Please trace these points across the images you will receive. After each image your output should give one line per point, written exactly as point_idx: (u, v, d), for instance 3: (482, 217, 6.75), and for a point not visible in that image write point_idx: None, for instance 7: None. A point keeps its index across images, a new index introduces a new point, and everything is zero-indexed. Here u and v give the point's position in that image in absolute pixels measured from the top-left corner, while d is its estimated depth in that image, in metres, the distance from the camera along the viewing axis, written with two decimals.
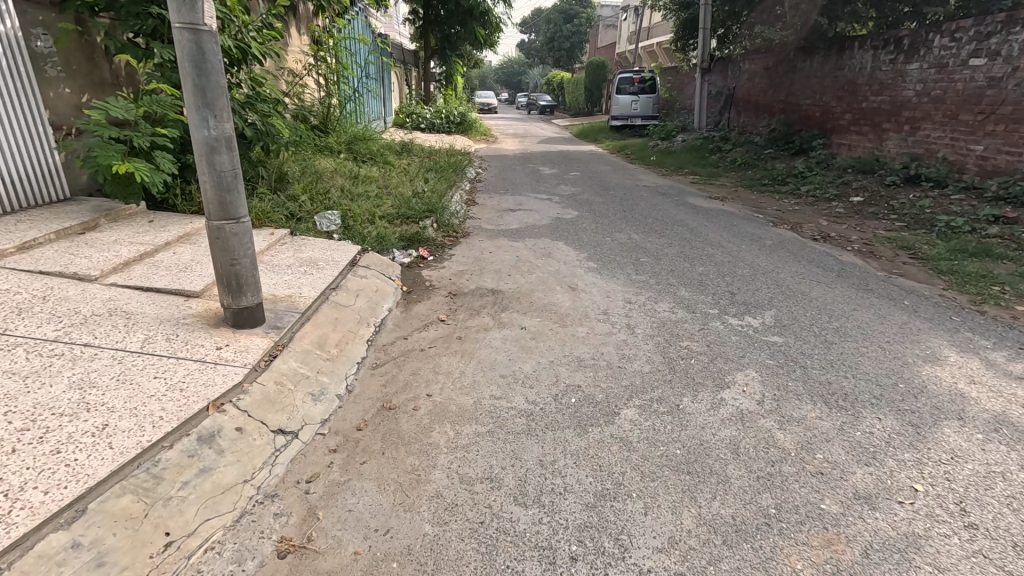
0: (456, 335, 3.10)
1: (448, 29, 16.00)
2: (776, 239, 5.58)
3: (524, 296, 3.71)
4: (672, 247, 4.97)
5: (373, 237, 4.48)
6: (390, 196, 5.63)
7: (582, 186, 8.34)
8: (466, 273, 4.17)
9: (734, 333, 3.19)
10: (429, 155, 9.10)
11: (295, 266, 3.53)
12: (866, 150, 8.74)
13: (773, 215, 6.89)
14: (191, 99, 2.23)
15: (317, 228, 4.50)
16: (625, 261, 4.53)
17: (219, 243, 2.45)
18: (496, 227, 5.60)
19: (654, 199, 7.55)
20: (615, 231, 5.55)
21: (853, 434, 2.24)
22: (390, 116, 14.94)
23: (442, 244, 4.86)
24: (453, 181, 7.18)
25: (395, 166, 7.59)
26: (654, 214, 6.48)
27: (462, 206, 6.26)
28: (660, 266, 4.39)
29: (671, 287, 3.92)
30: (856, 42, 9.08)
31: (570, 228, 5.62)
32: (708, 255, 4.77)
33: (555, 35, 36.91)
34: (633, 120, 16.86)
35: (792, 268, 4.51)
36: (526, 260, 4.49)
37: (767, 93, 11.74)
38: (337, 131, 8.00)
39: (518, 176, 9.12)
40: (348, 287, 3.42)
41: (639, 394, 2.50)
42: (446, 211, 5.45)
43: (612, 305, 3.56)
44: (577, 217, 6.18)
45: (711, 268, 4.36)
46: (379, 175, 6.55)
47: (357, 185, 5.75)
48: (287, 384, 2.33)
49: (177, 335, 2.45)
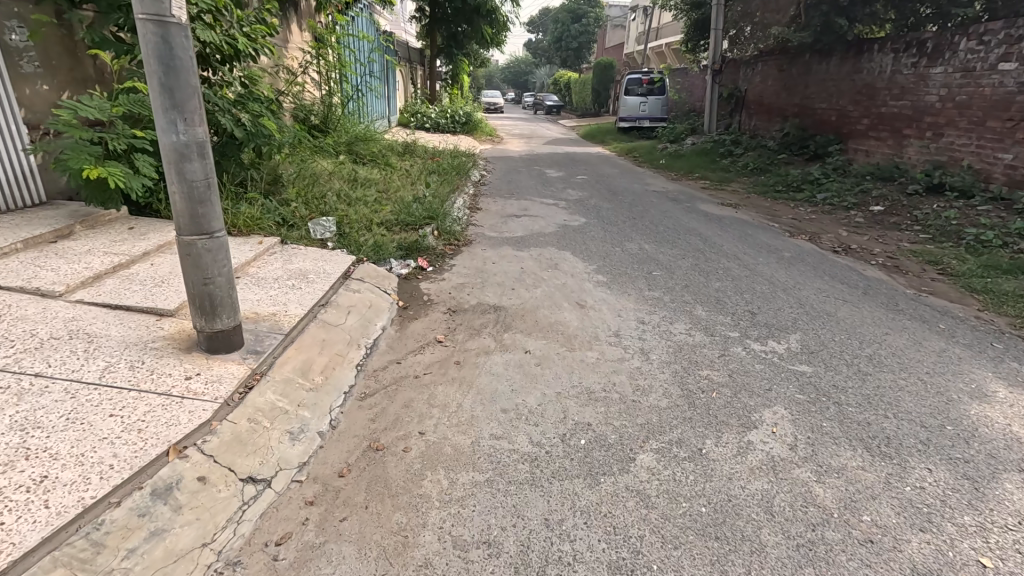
0: (454, 359, 2.85)
1: (454, 28, 15.74)
2: (794, 251, 5.30)
3: (529, 313, 3.45)
4: (686, 259, 4.70)
5: (370, 246, 4.24)
6: (390, 200, 5.38)
7: (590, 190, 8.07)
8: (467, 286, 3.92)
9: (757, 361, 2.91)
10: (432, 156, 8.85)
11: (282, 279, 3.29)
12: (884, 156, 8.43)
13: (789, 224, 6.61)
14: (156, 100, 1.98)
15: (310, 235, 4.27)
16: (636, 275, 4.26)
17: (190, 260, 2.20)
18: (500, 234, 5.35)
19: (665, 205, 7.29)
20: (625, 239, 5.28)
21: (901, 490, 1.97)
22: (394, 116, 14.72)
23: (442, 253, 4.61)
24: (456, 184, 6.93)
25: (397, 168, 7.35)
26: (665, 221, 6.22)
27: (465, 211, 6.01)
28: (673, 281, 4.12)
29: (687, 305, 3.65)
30: (875, 44, 8.77)
31: (577, 237, 5.36)
32: (724, 268, 4.50)
33: (562, 35, 36.58)
34: (641, 121, 16.56)
35: (815, 284, 4.23)
36: (530, 272, 4.24)
37: (781, 96, 11.43)
38: (338, 132, 7.77)
39: (523, 179, 8.85)
40: (339, 303, 3.17)
41: (656, 435, 2.24)
42: (448, 217, 5.20)
43: (624, 326, 3.30)
44: (584, 224, 5.92)
45: (729, 284, 4.09)
46: (379, 178, 6.31)
47: (355, 189, 5.51)
48: (262, 422, 2.08)
49: (142, 363, 2.20)
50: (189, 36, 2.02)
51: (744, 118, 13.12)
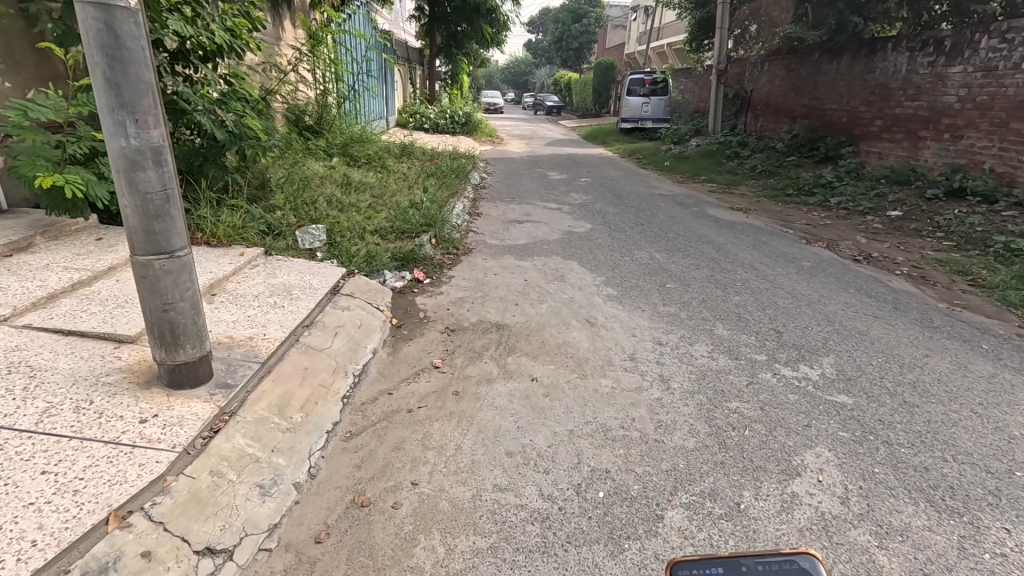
0: (452, 389, 2.54)
1: (454, 27, 15.45)
2: (813, 259, 5.01)
3: (534, 332, 3.15)
4: (700, 270, 4.41)
5: (362, 256, 3.95)
6: (384, 206, 5.08)
7: (595, 194, 7.76)
8: (467, 300, 3.62)
9: (791, 390, 2.61)
10: (431, 158, 8.55)
11: (263, 295, 2.99)
12: (899, 159, 8.14)
13: (804, 231, 6.31)
14: (102, 98, 1.68)
15: (298, 245, 3.97)
16: (649, 287, 3.97)
17: (146, 283, 1.90)
18: (502, 242, 5.05)
19: (673, 209, 6.99)
20: (634, 248, 4.98)
21: (979, 557, 1.67)
22: (392, 116, 14.43)
23: (440, 263, 4.31)
24: (456, 188, 6.63)
25: (393, 171, 7.04)
26: (675, 227, 5.92)
27: (464, 216, 5.71)
28: (688, 295, 3.82)
29: (706, 324, 3.35)
30: (889, 43, 8.49)
31: (583, 245, 5.07)
32: (742, 280, 4.20)
33: (563, 35, 36.29)
34: (644, 122, 16.26)
35: (841, 298, 3.93)
36: (535, 284, 3.95)
37: (789, 97, 11.14)
38: (333, 132, 7.49)
39: (525, 181, 8.53)
40: (326, 323, 2.87)
41: (685, 485, 1.95)
42: (447, 224, 4.90)
43: (640, 348, 3.00)
44: (590, 230, 5.62)
45: (749, 299, 3.80)
46: (374, 182, 6.00)
47: (348, 194, 5.21)
48: (227, 474, 1.77)
49: (90, 403, 1.90)
50: (142, 23, 1.71)
51: (750, 119, 12.83)
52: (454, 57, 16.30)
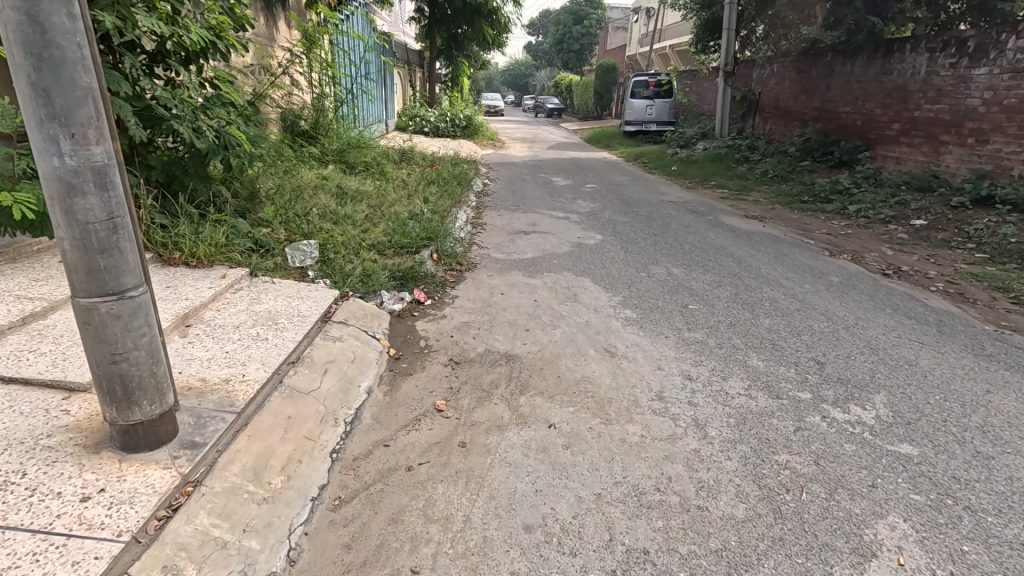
0: (458, 439, 2.21)
1: (455, 28, 15.13)
2: (841, 274, 4.67)
3: (549, 364, 2.83)
4: (724, 288, 4.09)
5: (357, 275, 3.63)
6: (382, 218, 4.76)
7: (603, 201, 7.44)
8: (472, 325, 3.30)
9: (846, 438, 2.28)
10: (431, 163, 8.25)
11: (244, 326, 2.65)
12: (918, 164, 7.83)
13: (825, 241, 5.99)
14: (28, 107, 1.36)
15: (288, 263, 3.65)
16: (670, 308, 3.65)
17: (90, 332, 1.57)
18: (508, 256, 4.73)
19: (686, 218, 6.68)
20: (649, 262, 4.66)
21: None
22: (391, 119, 14.14)
23: (442, 280, 3.99)
24: (459, 197, 6.31)
25: (392, 179, 6.73)
26: (691, 238, 5.60)
27: (467, 227, 5.39)
28: (714, 318, 3.50)
29: (738, 353, 3.03)
30: (907, 44, 8.18)
31: (595, 258, 4.75)
32: (769, 300, 3.88)
33: (564, 36, 36.02)
34: (648, 125, 15.96)
35: (880, 321, 3.61)
36: (546, 305, 3.62)
37: (800, 99, 10.84)
38: (329, 138, 7.20)
39: (529, 188, 8.22)
40: (314, 359, 2.54)
41: (741, 572, 1.62)
42: (449, 237, 4.57)
43: (668, 384, 2.67)
44: (601, 242, 5.30)
45: (780, 323, 3.48)
46: (373, 190, 5.69)
47: (344, 205, 4.89)
48: (183, 571, 1.44)
49: (21, 477, 1.57)
50: (79, 14, 1.39)
51: (759, 122, 12.52)
52: (455, 59, 15.99)
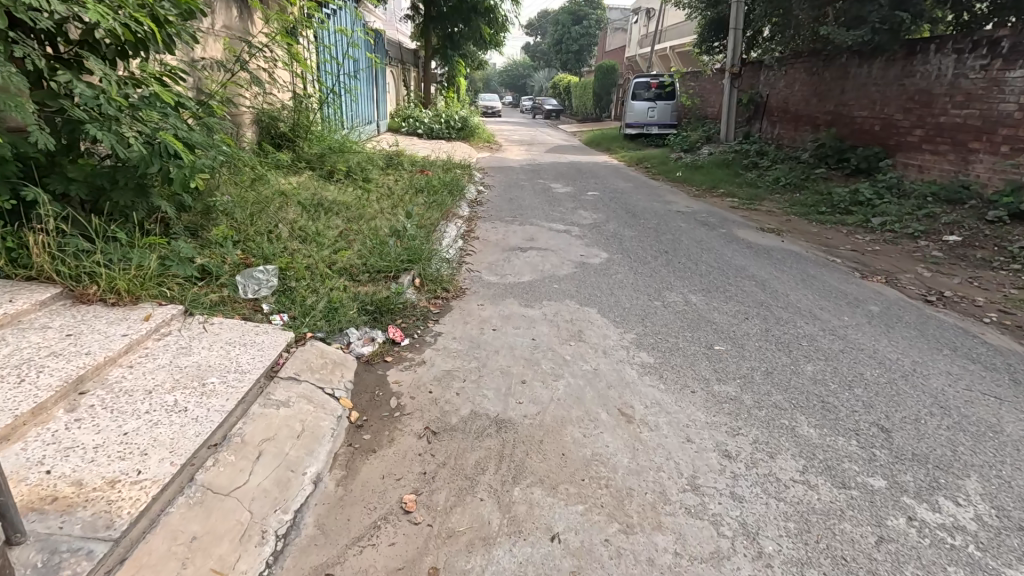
0: (427, 565, 1.63)
1: (451, 27, 14.56)
2: (881, 302, 4.12)
3: (550, 434, 2.25)
4: (751, 322, 3.53)
5: (320, 310, 3.04)
6: (357, 235, 4.18)
7: (607, 212, 6.88)
8: (457, 374, 2.72)
9: (946, 559, 1.71)
10: (421, 169, 7.67)
11: (158, 392, 2.06)
12: (944, 173, 7.31)
13: (852, 259, 5.44)
14: None
15: (238, 294, 3.06)
16: (693, 350, 3.08)
17: None
18: (503, 279, 4.15)
19: (697, 231, 6.13)
20: (662, 287, 4.10)
21: None
22: (383, 120, 13.57)
23: (424, 312, 3.41)
24: (449, 207, 5.73)
25: (376, 188, 6.16)
26: (706, 257, 5.03)
27: (456, 242, 4.81)
28: (746, 365, 2.92)
29: (783, 417, 2.46)
30: (931, 44, 7.66)
31: (601, 281, 4.19)
32: (806, 338, 3.32)
33: (563, 36, 35.50)
34: (650, 127, 15.44)
35: (941, 367, 3.05)
36: (546, 345, 3.05)
37: (812, 103, 10.32)
38: (308, 141, 6.65)
39: (526, 196, 7.66)
40: (246, 439, 1.95)
41: None
42: (433, 257, 4.00)
43: (702, 466, 2.10)
44: (608, 261, 4.73)
45: (824, 370, 2.91)
46: (351, 201, 5.12)
47: (315, 220, 4.32)
48: None
49: None
50: None
51: (766, 126, 12.00)
52: (450, 58, 15.45)
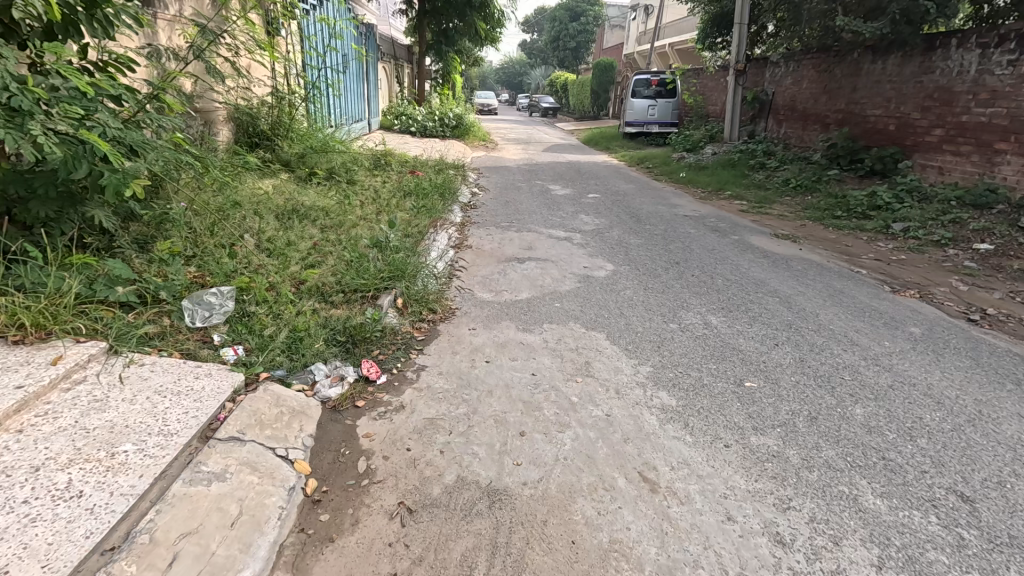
0: None
1: (445, 22, 14.06)
2: (921, 322, 3.69)
3: (557, 512, 1.80)
4: (782, 351, 3.08)
5: (281, 343, 2.57)
6: (333, 247, 3.72)
7: (609, 216, 6.42)
8: (443, 422, 2.26)
9: None
10: (410, 170, 7.20)
11: (47, 469, 1.59)
12: (966, 175, 6.90)
13: (878, 270, 5.01)
14: None
15: (183, 321, 2.58)
16: (721, 388, 2.62)
17: None
18: (498, 297, 3.68)
19: (708, 239, 5.68)
20: (677, 307, 3.64)
21: None
22: (374, 118, 13.09)
23: (406, 339, 2.95)
24: (440, 213, 5.25)
25: (360, 190, 5.69)
26: (721, 268, 4.59)
27: (446, 252, 4.35)
28: (783, 408, 2.47)
29: (839, 481, 2.01)
30: (953, 38, 7.22)
31: (608, 298, 3.74)
32: (848, 371, 2.87)
33: (560, 33, 35.03)
34: (650, 126, 15.00)
35: (1010, 407, 2.61)
36: (548, 383, 2.59)
37: (821, 101, 9.88)
38: (289, 141, 6.18)
39: (523, 199, 7.20)
40: (156, 538, 1.47)
41: None
42: (419, 272, 3.53)
43: (751, 560, 1.65)
44: (614, 274, 4.27)
45: (877, 414, 2.47)
46: (330, 206, 4.66)
47: (286, 230, 3.85)
48: None
49: None
50: None
51: (772, 125, 11.59)
52: (444, 55, 14.82)
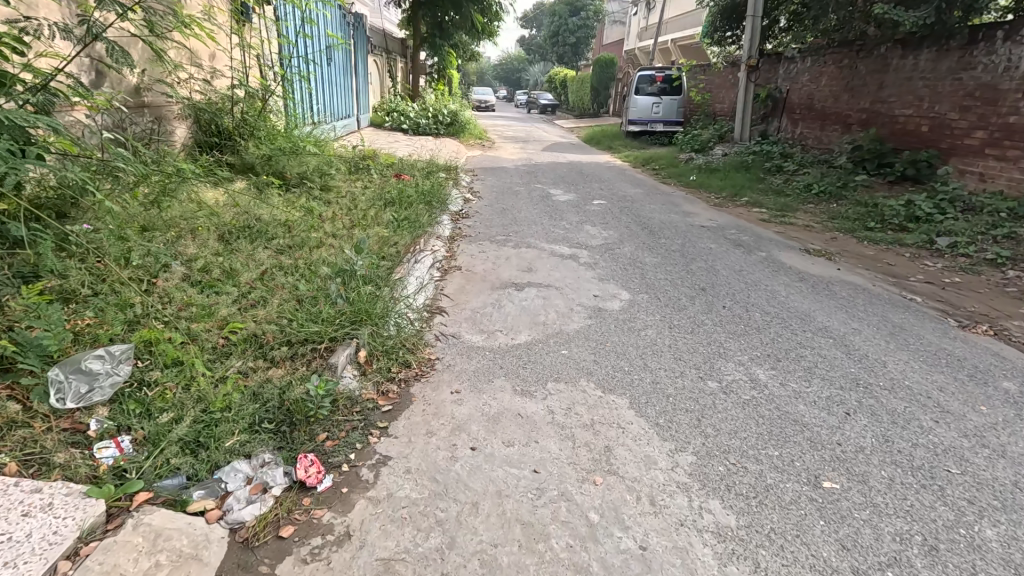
0: None
1: (441, 15, 13.30)
2: (1011, 373, 3.00)
3: None
4: (857, 424, 2.37)
5: (183, 433, 1.84)
6: (285, 275, 3.02)
7: (619, 228, 5.71)
8: (406, 570, 1.54)
9: None
10: (396, 173, 6.47)
11: None
12: (1014, 183, 6.21)
13: (934, 296, 4.31)
14: None
15: (46, 402, 1.86)
16: (793, 495, 1.91)
17: None
18: (490, 340, 2.97)
19: (733, 257, 4.97)
20: (711, 355, 2.93)
21: None
22: (364, 114, 12.33)
23: (366, 414, 2.23)
24: (424, 227, 4.53)
25: (333, 200, 4.95)
26: (755, 297, 3.90)
27: (427, 279, 3.63)
28: (886, 532, 1.76)
29: None
30: (998, 31, 6.53)
31: (626, 341, 3.04)
32: (954, 460, 2.16)
33: (559, 29, 34.22)
34: (654, 124, 14.30)
35: None
36: (556, 487, 1.88)
37: (843, 99, 9.18)
38: (255, 141, 5.42)
39: (522, 206, 6.49)
40: None
41: None
42: (390, 312, 2.81)
43: None
44: (630, 306, 3.58)
45: (1017, 540, 1.76)
46: (292, 220, 3.97)
47: (229, 254, 3.14)
48: None
49: None
50: None
51: (786, 125, 10.89)
52: (439, 50, 14.28)
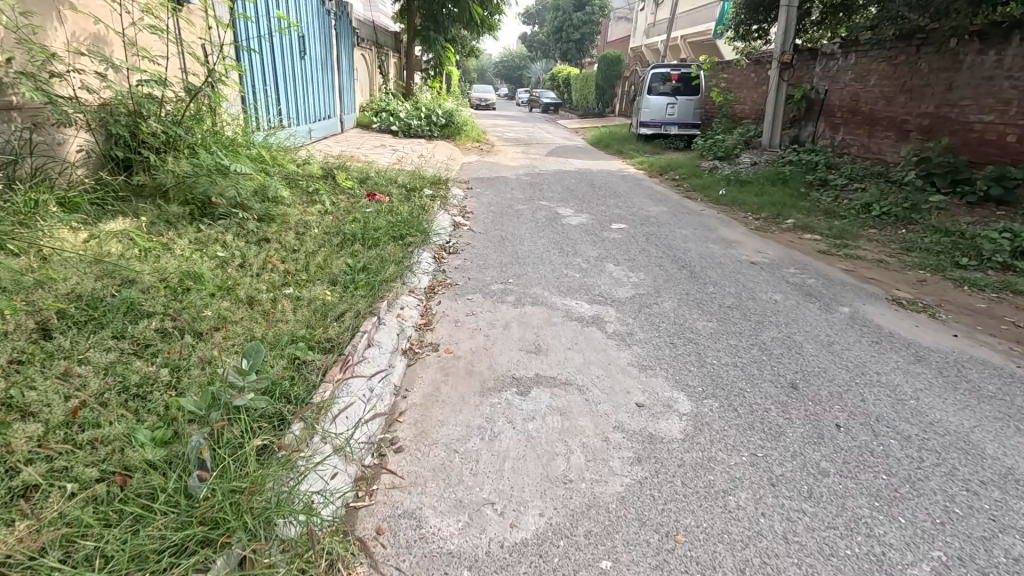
0: None
1: (438, 5, 11.87)
2: None
3: None
4: None
5: None
6: (114, 413, 1.74)
7: (650, 269, 4.43)
8: None
9: None
10: (368, 194, 5.21)
11: None
12: None
13: None
14: None
15: None
16: None
17: None
18: (474, 533, 1.69)
19: (811, 316, 3.70)
20: (867, 568, 1.65)
21: None
22: (347, 115, 11.04)
23: None
24: (388, 280, 3.24)
25: (270, 238, 3.67)
26: (875, 403, 2.60)
27: (380, 384, 2.35)
28: None
29: None
30: None
31: (708, 525, 1.78)
32: None
33: (562, 24, 32.75)
34: (668, 127, 13.02)
35: None
36: None
37: (897, 102, 7.88)
38: (174, 154, 4.02)
39: (524, 233, 5.21)
40: None
41: None
42: (282, 505, 1.52)
43: None
44: (695, 428, 2.30)
45: None
46: (185, 283, 2.68)
47: (28, 368, 1.85)
48: None
49: None
50: None
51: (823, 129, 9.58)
52: (434, 44, 12.47)
